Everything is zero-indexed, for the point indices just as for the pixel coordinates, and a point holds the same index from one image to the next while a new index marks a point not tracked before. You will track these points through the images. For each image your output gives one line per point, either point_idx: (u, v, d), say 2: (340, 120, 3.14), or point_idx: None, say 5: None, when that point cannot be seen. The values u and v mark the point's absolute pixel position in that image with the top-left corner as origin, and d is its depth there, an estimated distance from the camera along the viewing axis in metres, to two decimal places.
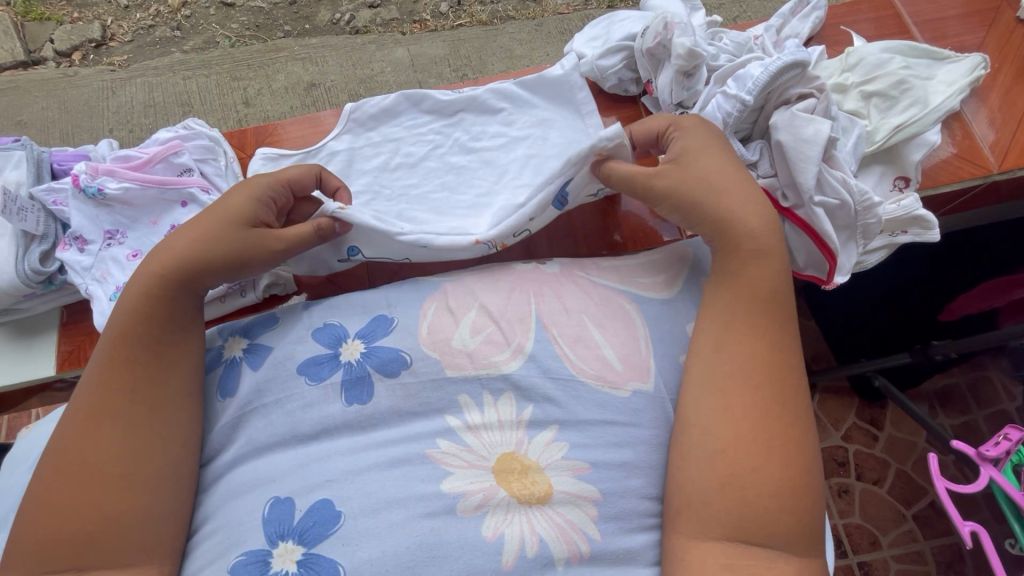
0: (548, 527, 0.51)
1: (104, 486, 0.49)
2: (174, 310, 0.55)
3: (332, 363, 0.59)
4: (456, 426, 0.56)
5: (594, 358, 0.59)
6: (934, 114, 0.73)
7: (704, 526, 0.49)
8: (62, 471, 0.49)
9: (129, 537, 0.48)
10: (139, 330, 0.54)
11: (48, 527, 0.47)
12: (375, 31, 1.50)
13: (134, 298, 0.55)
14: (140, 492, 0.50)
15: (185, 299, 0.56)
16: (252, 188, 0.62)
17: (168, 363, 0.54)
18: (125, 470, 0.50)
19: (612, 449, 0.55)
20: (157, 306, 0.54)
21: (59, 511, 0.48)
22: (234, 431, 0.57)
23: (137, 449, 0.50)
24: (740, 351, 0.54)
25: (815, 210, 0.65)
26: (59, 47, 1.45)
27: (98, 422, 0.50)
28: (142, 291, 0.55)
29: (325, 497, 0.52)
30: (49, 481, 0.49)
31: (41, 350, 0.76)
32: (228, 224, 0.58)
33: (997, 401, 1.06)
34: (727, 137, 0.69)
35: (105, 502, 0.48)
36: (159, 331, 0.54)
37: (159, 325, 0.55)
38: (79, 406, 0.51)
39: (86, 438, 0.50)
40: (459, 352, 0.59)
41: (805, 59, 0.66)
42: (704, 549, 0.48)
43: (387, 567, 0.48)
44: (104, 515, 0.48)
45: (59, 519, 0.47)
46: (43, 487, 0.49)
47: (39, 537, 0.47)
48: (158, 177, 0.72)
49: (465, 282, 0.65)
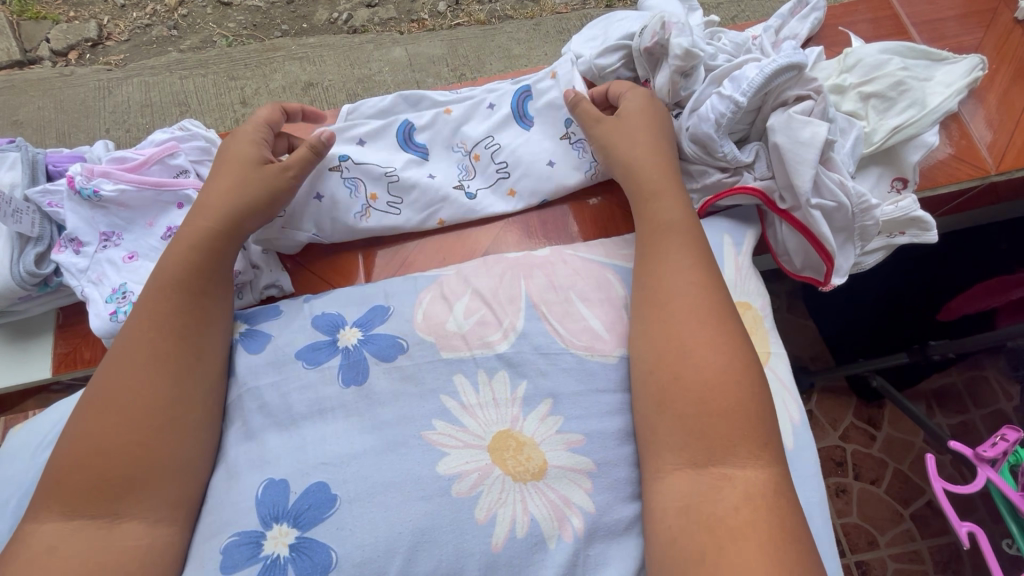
0: (542, 504, 0.52)
1: (145, 424, 0.53)
2: (208, 271, 0.63)
3: (331, 348, 0.62)
4: (452, 406, 0.57)
5: (582, 330, 0.62)
6: (931, 115, 0.74)
7: (670, 461, 0.52)
8: (100, 414, 0.53)
9: (155, 468, 0.52)
10: (170, 288, 0.60)
11: (90, 466, 0.51)
12: (373, 30, 1.49)
13: (166, 262, 0.62)
14: (177, 433, 0.55)
15: (213, 261, 0.64)
16: (243, 135, 0.72)
17: (196, 318, 0.61)
18: (162, 409, 0.54)
19: (608, 416, 0.58)
20: (188, 269, 0.62)
21: (93, 439, 0.52)
22: (236, 408, 0.60)
23: (174, 391, 0.56)
24: (683, 293, 0.58)
25: (812, 212, 0.66)
26: (55, 46, 1.44)
27: (135, 362, 0.56)
28: (176, 254, 0.63)
29: (321, 479, 0.53)
30: (83, 418, 0.53)
31: (37, 352, 0.76)
32: (235, 167, 0.69)
33: (995, 400, 1.06)
34: (722, 138, 0.69)
35: (137, 434, 0.53)
36: (191, 288, 0.62)
37: (193, 281, 0.62)
38: (118, 351, 0.57)
39: (123, 376, 0.55)
40: (455, 334, 0.62)
41: (801, 61, 0.65)
42: (667, 486, 0.51)
43: (380, 553, 0.49)
44: (147, 451, 0.52)
45: (101, 456, 0.51)
46: (79, 433, 0.52)
47: (82, 476, 0.50)
48: (154, 178, 0.71)
49: (459, 272, 0.69)
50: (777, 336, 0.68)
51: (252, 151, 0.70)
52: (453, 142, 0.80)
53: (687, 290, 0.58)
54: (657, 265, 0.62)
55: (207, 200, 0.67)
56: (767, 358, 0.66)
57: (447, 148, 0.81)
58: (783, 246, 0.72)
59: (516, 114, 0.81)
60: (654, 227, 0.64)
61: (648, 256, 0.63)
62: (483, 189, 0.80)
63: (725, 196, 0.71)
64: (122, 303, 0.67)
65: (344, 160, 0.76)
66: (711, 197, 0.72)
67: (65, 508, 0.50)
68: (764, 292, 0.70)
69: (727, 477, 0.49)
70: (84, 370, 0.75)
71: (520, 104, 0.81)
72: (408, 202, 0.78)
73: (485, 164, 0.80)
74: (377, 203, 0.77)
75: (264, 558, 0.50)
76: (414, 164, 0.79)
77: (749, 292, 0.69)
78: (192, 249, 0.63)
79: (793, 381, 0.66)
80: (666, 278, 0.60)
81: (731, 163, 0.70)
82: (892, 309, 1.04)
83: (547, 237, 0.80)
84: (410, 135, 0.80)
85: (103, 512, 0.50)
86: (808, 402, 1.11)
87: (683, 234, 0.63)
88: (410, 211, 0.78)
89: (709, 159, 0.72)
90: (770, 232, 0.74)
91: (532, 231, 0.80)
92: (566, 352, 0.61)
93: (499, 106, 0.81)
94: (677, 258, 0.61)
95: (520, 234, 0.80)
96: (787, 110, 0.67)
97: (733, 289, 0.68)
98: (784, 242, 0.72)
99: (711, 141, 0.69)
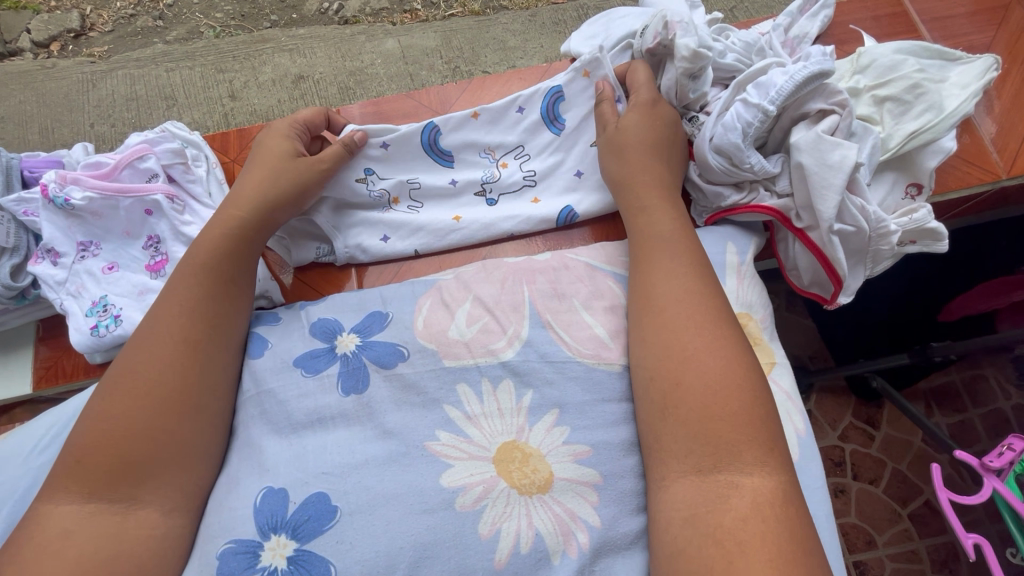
0: (547, 518, 0.51)
1: (166, 410, 0.52)
2: (240, 262, 0.63)
3: (330, 356, 0.60)
4: (455, 416, 0.56)
5: (588, 338, 0.61)
6: (949, 119, 0.70)
7: (673, 468, 0.50)
8: (126, 393, 0.52)
9: (180, 456, 0.52)
10: (202, 273, 0.60)
11: (110, 447, 0.50)
12: (365, 21, 1.46)
13: (197, 246, 0.62)
14: (200, 420, 0.54)
15: (247, 257, 0.64)
16: (276, 129, 0.73)
17: (226, 307, 0.60)
18: (191, 396, 0.54)
19: (612, 428, 0.56)
20: (219, 256, 0.61)
21: (117, 419, 0.51)
22: (235, 416, 0.58)
23: (198, 379, 0.55)
24: (679, 298, 0.57)
25: (832, 238, 0.65)
26: (37, 37, 1.40)
27: (163, 342, 0.55)
28: (207, 242, 0.62)
29: (320, 490, 0.51)
30: (107, 395, 0.52)
31: (18, 363, 0.73)
32: (278, 158, 0.69)
33: (994, 400, 1.04)
34: (748, 148, 0.66)
35: (162, 419, 0.52)
36: (222, 277, 0.61)
37: (230, 270, 0.62)
38: (145, 331, 0.56)
39: (150, 357, 0.54)
40: (457, 342, 0.60)
41: (831, 69, 0.63)
42: (674, 494, 0.49)
43: (380, 568, 0.48)
44: (170, 435, 0.52)
45: (125, 435, 0.50)
46: (101, 412, 0.51)
47: (107, 456, 0.49)
48: (121, 185, 0.68)
49: (460, 278, 0.67)
50: (778, 345, 0.67)
51: (273, 144, 0.71)
52: (484, 146, 0.78)
53: (682, 295, 0.57)
54: (653, 271, 0.60)
55: (241, 188, 0.67)
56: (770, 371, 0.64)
57: (474, 152, 0.78)
58: (794, 261, 0.72)
59: (547, 119, 0.78)
60: (651, 236, 0.63)
61: (642, 265, 0.62)
62: (506, 194, 0.78)
63: (741, 214, 0.69)
64: (104, 318, 0.65)
65: (370, 173, 0.76)
66: (725, 211, 0.72)
67: (83, 489, 0.48)
68: (765, 301, 0.69)
69: (735, 486, 0.47)
70: (66, 385, 0.73)
71: (550, 107, 0.77)
72: (431, 206, 0.78)
73: (513, 171, 0.78)
74: (400, 207, 0.77)
75: (260, 569, 0.48)
76: (438, 170, 0.78)
77: (749, 301, 0.67)
78: (220, 238, 0.62)
79: (796, 389, 0.64)
80: (660, 282, 0.59)
81: (758, 174, 0.67)
82: (898, 314, 1.03)
83: (547, 243, 0.78)
84: (436, 140, 0.77)
85: (121, 496, 0.48)
86: (807, 402, 1.10)
87: (676, 239, 0.62)
88: (431, 207, 0.78)
89: (734, 172, 0.68)
90: (782, 246, 0.73)
91: (529, 237, 0.78)
92: (573, 360, 0.59)
93: (528, 109, 0.77)
94: (672, 261, 0.60)
95: (518, 246, 0.78)
96: (810, 126, 0.65)
97: (734, 297, 0.67)
98: (795, 259, 0.71)
99: (737, 151, 0.66)
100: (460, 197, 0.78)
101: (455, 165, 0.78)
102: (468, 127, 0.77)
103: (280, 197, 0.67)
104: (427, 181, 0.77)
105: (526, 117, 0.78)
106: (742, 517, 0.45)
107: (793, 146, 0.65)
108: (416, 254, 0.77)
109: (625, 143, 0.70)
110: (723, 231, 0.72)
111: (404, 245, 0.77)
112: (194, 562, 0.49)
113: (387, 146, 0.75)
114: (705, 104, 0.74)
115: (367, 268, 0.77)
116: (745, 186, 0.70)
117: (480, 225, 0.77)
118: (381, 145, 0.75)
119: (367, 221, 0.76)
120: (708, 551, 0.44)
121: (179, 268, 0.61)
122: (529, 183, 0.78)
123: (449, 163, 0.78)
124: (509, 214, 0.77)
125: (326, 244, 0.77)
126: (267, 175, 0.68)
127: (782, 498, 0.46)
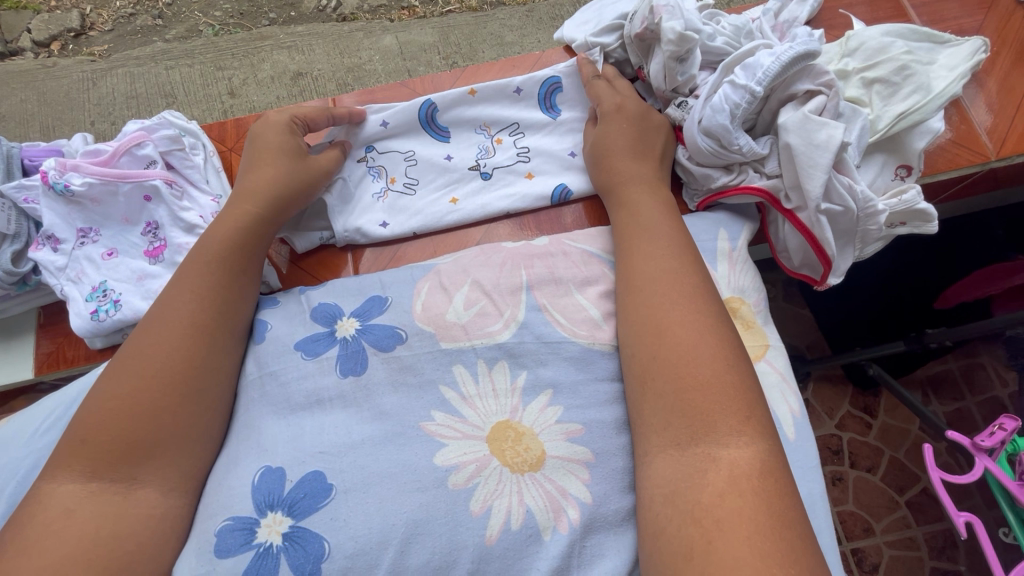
0: (538, 495, 0.51)
1: (165, 392, 0.53)
2: (238, 250, 0.64)
3: (330, 340, 0.61)
4: (451, 397, 0.56)
5: (582, 319, 0.62)
6: (936, 100, 0.71)
7: (653, 443, 0.51)
8: (126, 378, 0.53)
9: (177, 442, 0.52)
10: (201, 263, 0.61)
11: (108, 430, 0.50)
12: (362, 18, 1.46)
13: (207, 238, 0.64)
14: (198, 406, 0.55)
15: (254, 246, 0.66)
16: (276, 123, 0.74)
17: (228, 296, 0.61)
18: (190, 382, 0.55)
19: (604, 406, 0.57)
20: (225, 247, 0.63)
21: (118, 405, 0.52)
22: (238, 397, 0.59)
23: (198, 363, 0.56)
24: (660, 274, 0.59)
25: (819, 217, 0.65)
26: (37, 37, 1.41)
27: (164, 330, 0.56)
28: (222, 234, 0.64)
29: (317, 468, 0.52)
30: (108, 383, 0.53)
31: (21, 350, 0.74)
32: (283, 156, 0.71)
33: (990, 388, 1.06)
34: (736, 129, 0.66)
35: (161, 406, 0.53)
36: (219, 264, 0.62)
37: (229, 259, 0.63)
38: (149, 320, 0.57)
39: (149, 346, 0.55)
40: (455, 324, 0.61)
41: (817, 50, 0.64)
42: (653, 469, 0.50)
43: (372, 545, 0.48)
44: (171, 420, 0.53)
45: (123, 420, 0.51)
46: (101, 395, 0.53)
47: (108, 439, 0.50)
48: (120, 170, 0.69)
49: (458, 262, 0.68)
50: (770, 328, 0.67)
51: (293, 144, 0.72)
52: (479, 124, 0.81)
53: (663, 273, 0.59)
54: (635, 252, 0.62)
55: (254, 181, 0.69)
56: (763, 353, 0.65)
57: (471, 129, 0.81)
58: (784, 243, 0.72)
59: (544, 105, 0.81)
60: (635, 227, 0.64)
61: (626, 248, 0.64)
62: (500, 169, 0.79)
63: (731, 195, 0.70)
64: (104, 303, 0.67)
65: (370, 151, 0.80)
66: (715, 193, 0.72)
67: (84, 470, 0.49)
68: (758, 286, 0.69)
69: (711, 458, 0.48)
70: (68, 370, 0.74)
71: (548, 95, 0.81)
72: (426, 184, 0.79)
73: (506, 148, 0.80)
74: (396, 186, 0.79)
75: (256, 546, 0.48)
76: (435, 143, 0.81)
77: (742, 286, 0.68)
78: (234, 227, 0.65)
79: (791, 371, 0.65)
80: (641, 263, 0.61)
81: (747, 156, 0.68)
82: (895, 303, 1.03)
83: (542, 226, 0.78)
84: (432, 116, 0.80)
85: (108, 479, 0.49)
86: (804, 391, 1.11)
87: (667, 233, 0.62)
88: (427, 190, 0.79)
89: (723, 154, 0.69)
90: (773, 228, 0.73)
91: (522, 218, 0.79)
92: (568, 342, 0.60)
93: (525, 91, 0.81)
94: (653, 244, 0.62)
95: (511, 229, 0.78)
96: (798, 106, 0.66)
97: (725, 282, 0.67)
98: (785, 240, 0.72)
99: (725, 133, 0.67)
100: (455, 172, 0.79)
101: (451, 141, 0.81)
102: (465, 103, 0.81)
103: (289, 194, 0.69)
104: (423, 157, 0.80)
105: (522, 96, 0.81)
106: (718, 493, 0.45)
107: (781, 126, 0.66)
108: (413, 235, 0.78)
109: (613, 148, 0.72)
110: (716, 219, 0.73)
111: (403, 228, 0.77)
112: (190, 542, 0.49)
113: (386, 124, 0.80)
114: (694, 87, 0.74)
115: (363, 252, 0.78)
116: (735, 168, 0.71)
117: (478, 206, 0.78)
118: (381, 123, 0.79)
119: (368, 208, 0.78)
120: (688, 530, 0.45)
121: (183, 262, 0.62)
122: (523, 160, 0.80)
123: (445, 138, 0.81)
124: (503, 193, 0.78)
125: (327, 230, 0.78)
126: (278, 175, 0.69)
127: (762, 469, 0.47)
